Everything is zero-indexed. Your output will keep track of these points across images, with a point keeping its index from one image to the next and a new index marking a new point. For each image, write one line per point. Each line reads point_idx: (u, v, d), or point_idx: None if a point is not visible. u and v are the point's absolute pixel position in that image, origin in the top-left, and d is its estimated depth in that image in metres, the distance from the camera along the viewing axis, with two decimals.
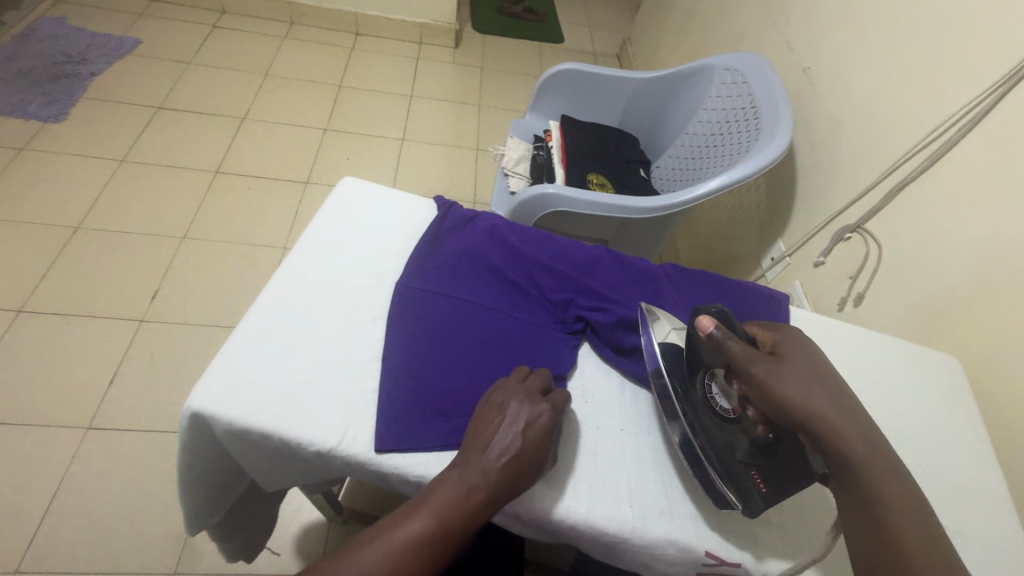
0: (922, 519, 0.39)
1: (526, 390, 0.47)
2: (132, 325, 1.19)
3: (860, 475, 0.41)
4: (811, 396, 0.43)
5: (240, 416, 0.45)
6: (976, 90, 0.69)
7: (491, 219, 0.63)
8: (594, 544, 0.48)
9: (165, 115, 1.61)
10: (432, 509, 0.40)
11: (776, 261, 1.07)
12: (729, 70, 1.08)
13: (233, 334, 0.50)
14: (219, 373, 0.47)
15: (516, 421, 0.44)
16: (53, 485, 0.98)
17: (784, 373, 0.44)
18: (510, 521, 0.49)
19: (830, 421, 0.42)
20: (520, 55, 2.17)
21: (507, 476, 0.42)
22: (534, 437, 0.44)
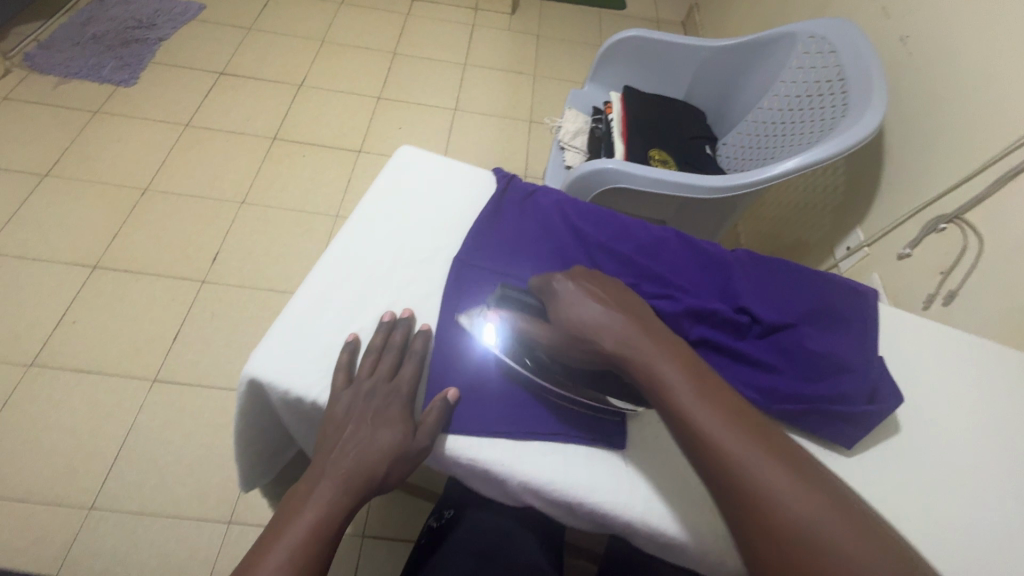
0: (788, 496, 0.36)
1: (357, 380, 0.45)
2: (194, 286, 1.24)
3: (716, 458, 0.38)
4: (600, 327, 0.43)
5: (294, 386, 0.45)
6: None
7: (552, 194, 0.60)
8: (648, 541, 0.46)
9: (227, 81, 1.64)
10: (293, 534, 0.38)
11: (852, 251, 0.99)
12: (814, 38, 0.98)
13: (289, 303, 0.49)
14: (276, 341, 0.47)
15: (359, 445, 0.41)
16: (123, 431, 1.05)
17: (563, 311, 0.44)
18: (557, 511, 0.48)
19: (627, 346, 0.42)
20: (578, 23, 2.07)
21: (364, 470, 0.41)
22: (390, 425, 0.43)
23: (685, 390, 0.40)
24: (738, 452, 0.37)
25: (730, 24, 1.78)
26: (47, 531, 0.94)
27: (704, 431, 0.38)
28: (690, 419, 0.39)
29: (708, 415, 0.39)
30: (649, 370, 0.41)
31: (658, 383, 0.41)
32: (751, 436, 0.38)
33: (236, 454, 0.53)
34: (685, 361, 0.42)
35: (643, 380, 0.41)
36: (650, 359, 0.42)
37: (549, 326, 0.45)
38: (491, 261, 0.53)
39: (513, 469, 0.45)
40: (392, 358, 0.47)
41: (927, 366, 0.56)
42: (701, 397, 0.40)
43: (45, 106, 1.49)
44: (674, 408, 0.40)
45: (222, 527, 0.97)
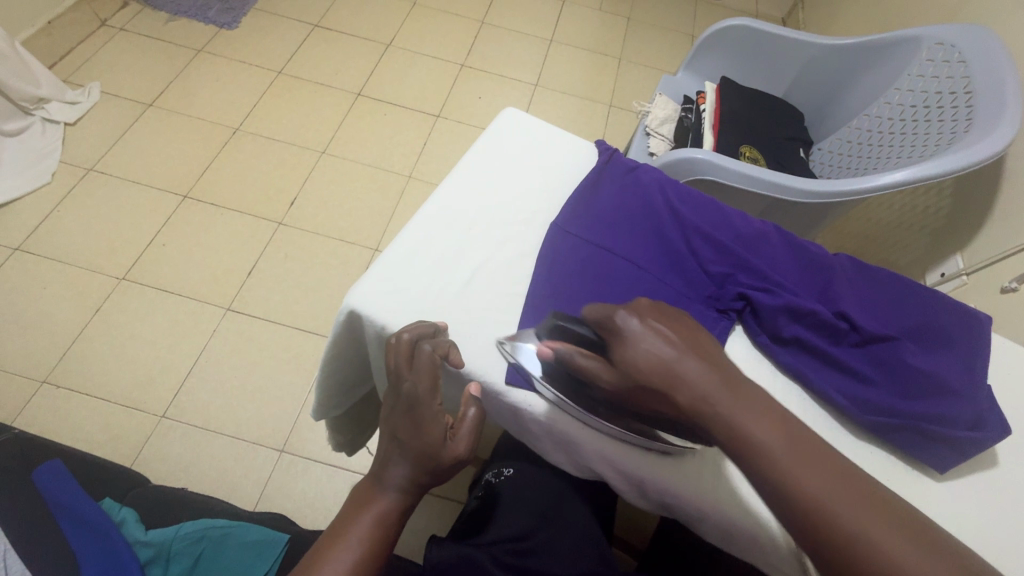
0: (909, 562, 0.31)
1: (397, 379, 0.41)
2: (271, 226, 1.30)
3: (819, 524, 0.33)
4: (674, 375, 0.37)
5: (390, 324, 0.47)
6: None
7: (653, 172, 0.59)
8: (711, 527, 0.45)
9: (321, 33, 1.69)
10: (352, 541, 0.38)
11: (948, 278, 0.93)
12: (942, 45, 0.90)
13: (389, 245, 0.51)
14: (376, 279, 0.49)
15: (409, 449, 0.40)
16: (196, 352, 1.12)
17: (629, 355, 0.37)
18: (623, 485, 0.48)
19: (708, 400, 0.36)
20: (672, 9, 2.00)
21: (408, 472, 0.40)
22: (423, 431, 0.40)
23: (785, 461, 0.34)
24: (856, 521, 0.32)
25: (838, 24, 1.67)
26: (123, 431, 1.03)
27: (813, 499, 0.33)
28: (795, 483, 0.34)
29: (812, 480, 0.34)
30: (736, 429, 0.35)
31: (749, 445, 0.35)
32: (854, 495, 0.33)
33: (319, 382, 0.56)
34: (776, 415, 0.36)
35: (728, 441, 0.36)
36: (734, 414, 0.36)
37: (612, 371, 0.39)
38: (588, 233, 0.53)
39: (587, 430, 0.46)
40: (410, 348, 0.42)
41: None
42: (800, 461, 0.34)
43: (156, 40, 1.58)
44: (769, 470, 0.34)
45: (275, 454, 1.03)
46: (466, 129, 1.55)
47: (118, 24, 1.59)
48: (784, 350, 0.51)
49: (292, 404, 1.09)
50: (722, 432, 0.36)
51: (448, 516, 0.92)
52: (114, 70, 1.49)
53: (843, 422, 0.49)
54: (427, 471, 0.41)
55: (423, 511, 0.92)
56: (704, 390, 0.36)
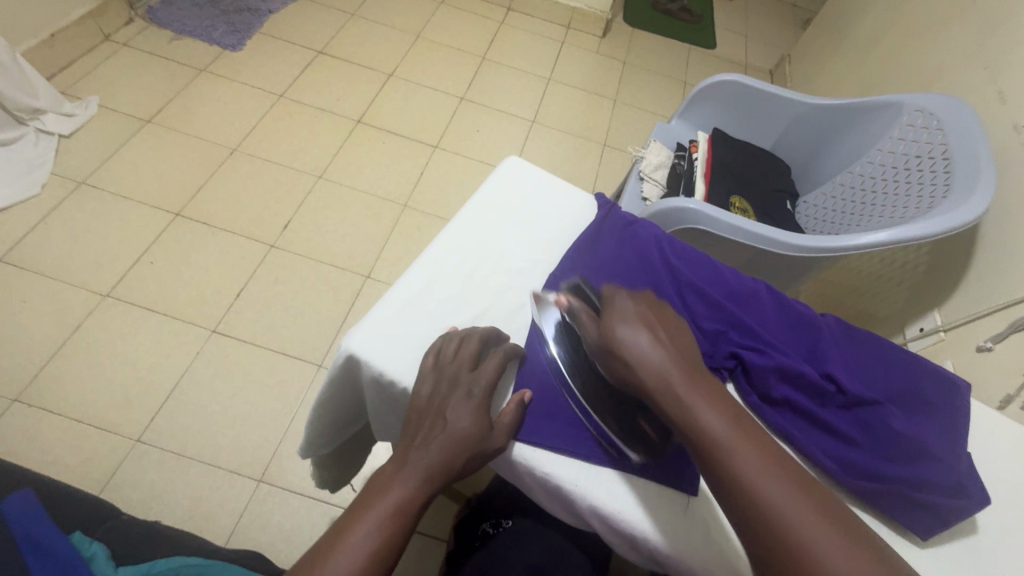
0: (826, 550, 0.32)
1: (455, 372, 0.45)
2: (263, 248, 1.30)
3: (742, 496, 0.35)
4: (644, 353, 0.41)
5: (390, 371, 0.47)
6: None
7: (650, 228, 0.61)
8: None
9: (324, 60, 1.72)
10: (377, 520, 0.37)
11: (926, 333, 0.96)
12: (921, 112, 0.96)
13: (392, 288, 0.52)
14: (376, 324, 0.49)
15: (449, 437, 0.42)
16: (178, 374, 1.10)
17: (613, 326, 0.43)
18: (619, 545, 0.48)
19: (667, 378, 0.40)
20: (666, 55, 2.08)
21: (444, 459, 0.41)
22: (475, 418, 0.43)
23: (725, 436, 0.37)
24: (777, 506, 0.34)
25: (821, 81, 1.76)
26: (95, 454, 0.99)
27: (743, 479, 0.35)
28: (729, 463, 0.36)
29: (749, 462, 0.36)
30: (685, 405, 0.39)
31: (693, 419, 0.38)
32: (786, 473, 0.36)
33: (311, 421, 0.56)
34: (731, 405, 0.39)
35: (676, 413, 0.39)
36: (689, 395, 0.39)
37: (597, 333, 0.44)
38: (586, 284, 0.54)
39: (584, 490, 0.46)
40: (470, 350, 0.47)
41: (1012, 470, 0.54)
42: (742, 439, 0.37)
43: (158, 57, 1.59)
44: (705, 443, 0.37)
45: (252, 484, 1.01)
46: (462, 160, 1.58)
47: (122, 40, 1.60)
48: (773, 410, 0.51)
49: (274, 432, 1.07)
50: (673, 403, 0.39)
51: (428, 556, 0.90)
52: (115, 85, 1.50)
53: (830, 484, 0.50)
54: (464, 457, 0.42)
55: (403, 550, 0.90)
56: (668, 363, 0.41)
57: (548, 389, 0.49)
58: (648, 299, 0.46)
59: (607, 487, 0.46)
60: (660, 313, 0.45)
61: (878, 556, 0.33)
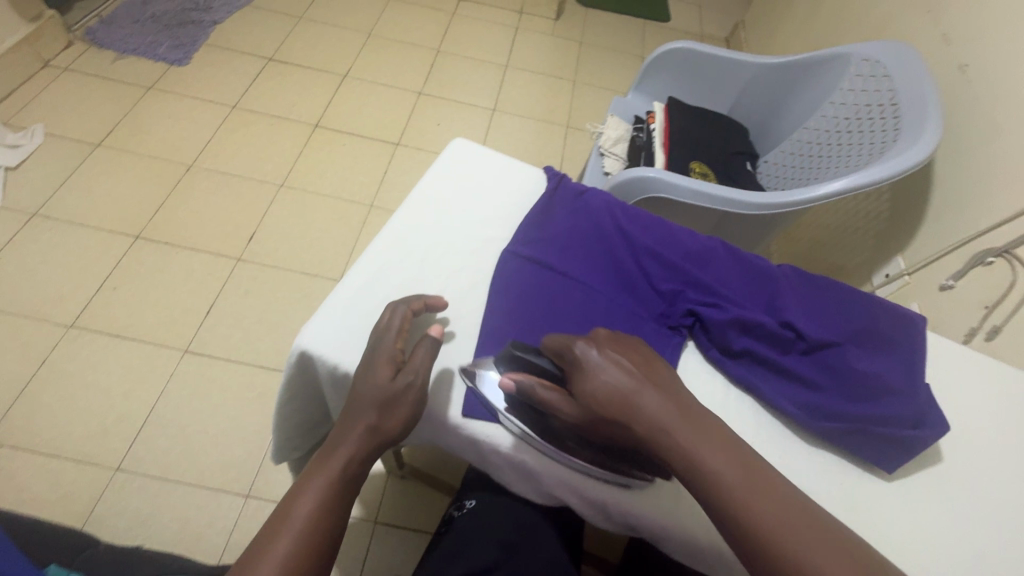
0: None
1: (382, 341, 0.45)
2: (230, 262, 1.27)
3: (769, 551, 0.35)
4: (635, 407, 0.40)
5: (343, 363, 0.46)
6: None
7: (602, 196, 0.60)
8: (673, 545, 0.46)
9: (275, 66, 1.69)
10: (316, 492, 0.38)
11: (891, 279, 0.97)
12: (868, 61, 0.97)
13: (341, 281, 0.51)
14: (327, 319, 0.48)
15: (382, 403, 0.42)
16: (153, 398, 1.08)
17: (590, 389, 0.41)
18: (588, 511, 0.48)
19: (666, 432, 0.39)
20: (621, 32, 2.08)
21: (378, 426, 0.41)
22: (408, 382, 0.43)
23: (734, 485, 0.37)
24: None
25: (775, 43, 1.77)
26: (75, 487, 0.97)
27: (760, 531, 0.35)
28: (743, 512, 0.36)
29: (763, 510, 0.36)
30: (691, 456, 0.38)
31: (702, 470, 0.38)
32: (801, 514, 0.36)
33: (276, 425, 0.55)
34: (733, 444, 0.39)
35: (685, 468, 0.38)
36: (693, 446, 0.39)
37: (574, 403, 0.42)
38: (542, 255, 0.54)
39: (542, 458, 0.46)
40: (400, 318, 0.46)
41: (974, 402, 0.55)
42: (751, 486, 0.37)
43: (102, 79, 1.54)
44: (718, 494, 0.37)
45: (240, 500, 0.99)
46: (425, 155, 1.56)
47: (63, 64, 1.55)
48: (735, 363, 0.52)
49: (257, 446, 1.05)
50: (685, 459, 0.39)
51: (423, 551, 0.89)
52: (59, 112, 1.45)
53: (796, 430, 0.50)
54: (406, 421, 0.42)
55: (398, 547, 0.89)
56: (660, 411, 0.40)
57: None
58: (602, 340, 0.44)
59: (565, 455, 0.46)
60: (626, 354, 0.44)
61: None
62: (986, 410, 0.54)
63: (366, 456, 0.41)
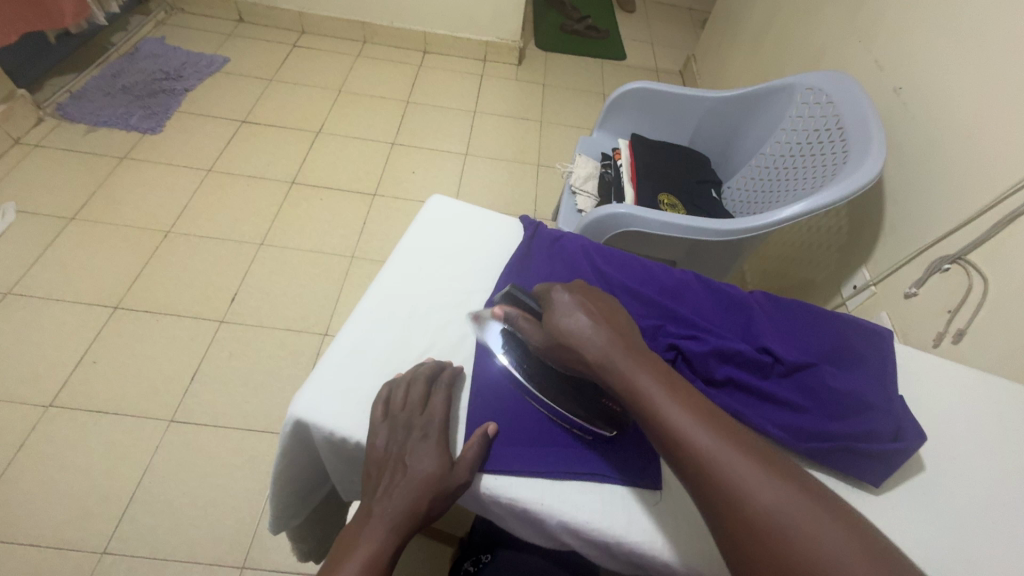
0: (780, 491, 0.37)
1: (399, 414, 0.46)
2: (213, 325, 1.26)
3: (688, 456, 0.39)
4: (587, 337, 0.46)
5: (340, 428, 0.46)
6: None
7: (577, 240, 0.63)
8: None
9: (248, 128, 1.72)
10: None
11: (859, 290, 1.01)
12: (812, 90, 1.04)
13: (331, 345, 0.52)
14: (321, 384, 0.49)
15: (410, 481, 0.43)
16: (138, 473, 1.05)
17: (553, 318, 0.47)
18: (597, 553, 0.48)
19: (609, 359, 0.44)
20: (582, 72, 2.18)
21: (408, 504, 0.42)
22: (435, 459, 0.44)
23: (661, 401, 0.42)
24: (734, 475, 0.38)
25: (726, 74, 1.87)
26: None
27: (680, 438, 0.40)
28: (667, 425, 0.41)
29: (684, 423, 0.40)
30: (628, 379, 0.43)
31: (636, 390, 0.43)
32: (724, 429, 0.40)
33: (273, 494, 0.54)
34: (668, 374, 0.44)
35: (621, 390, 0.43)
36: (629, 372, 0.43)
37: (542, 332, 0.48)
38: None
39: (552, 508, 0.46)
40: (419, 390, 0.47)
41: (946, 406, 0.58)
42: (676, 401, 0.42)
43: (75, 153, 1.55)
44: (648, 410, 0.42)
45: (235, 572, 0.96)
46: (402, 203, 1.59)
47: (34, 141, 1.56)
48: (719, 392, 0.53)
49: (250, 513, 1.02)
50: (625, 382, 0.43)
51: None
52: (31, 188, 1.45)
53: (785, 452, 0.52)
54: (430, 496, 0.43)
55: None
56: (611, 342, 0.45)
57: (503, 411, 0.50)
58: (576, 286, 0.51)
59: (574, 502, 0.46)
60: (591, 296, 0.50)
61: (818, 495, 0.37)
62: (957, 414, 0.57)
63: (394, 538, 0.41)
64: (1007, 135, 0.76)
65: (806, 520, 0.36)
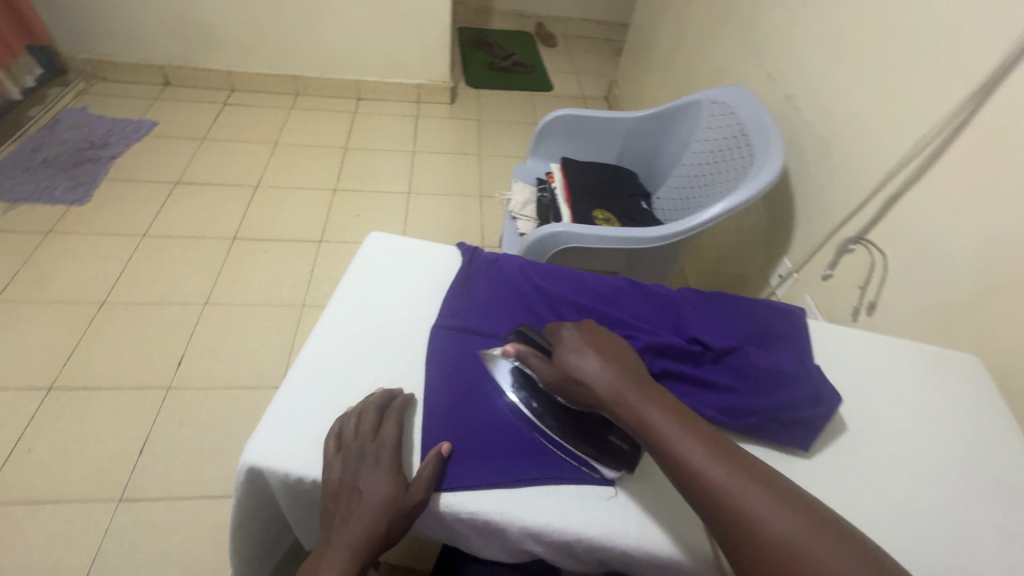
0: (786, 514, 0.40)
1: (349, 444, 0.47)
2: (160, 393, 1.21)
3: (700, 482, 0.43)
4: (598, 375, 0.49)
5: (296, 469, 0.47)
6: (941, 115, 0.76)
7: (513, 260, 0.67)
8: (647, 566, 0.49)
9: (183, 189, 1.69)
10: None
11: (784, 278, 1.09)
12: (716, 104, 1.15)
13: (280, 388, 0.52)
14: (272, 428, 0.49)
15: (365, 507, 0.44)
16: (88, 562, 0.98)
17: (565, 356, 0.51)
18: (562, 555, 0.50)
19: (619, 393, 0.48)
20: (513, 105, 2.28)
21: (365, 529, 0.43)
22: (389, 481, 0.45)
23: (671, 431, 0.45)
24: (742, 498, 0.41)
25: (645, 95, 2.01)
26: None
27: (690, 465, 0.43)
28: (678, 454, 0.44)
29: (693, 452, 0.44)
30: (639, 412, 0.47)
31: (647, 423, 0.46)
32: (731, 456, 0.44)
33: (232, 550, 0.53)
34: (676, 406, 0.48)
35: (634, 423, 0.47)
36: (639, 405, 0.47)
37: (553, 370, 0.51)
38: (470, 323, 0.59)
39: (512, 516, 0.47)
40: (369, 417, 0.49)
41: (860, 370, 0.64)
42: (684, 432, 0.45)
43: None
44: (659, 441, 0.45)
45: None
46: (350, 247, 1.60)
47: None
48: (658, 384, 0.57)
49: None
50: (635, 414, 0.47)
51: None
52: None
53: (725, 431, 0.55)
54: (386, 520, 0.44)
55: None
56: (620, 378, 0.49)
57: (457, 430, 0.51)
58: (582, 326, 0.55)
59: (534, 507, 0.48)
60: (598, 334, 0.54)
61: (818, 513, 0.41)
62: (869, 381, 0.63)
63: (353, 564, 0.43)
64: (881, 127, 0.86)
65: (813, 535, 0.39)
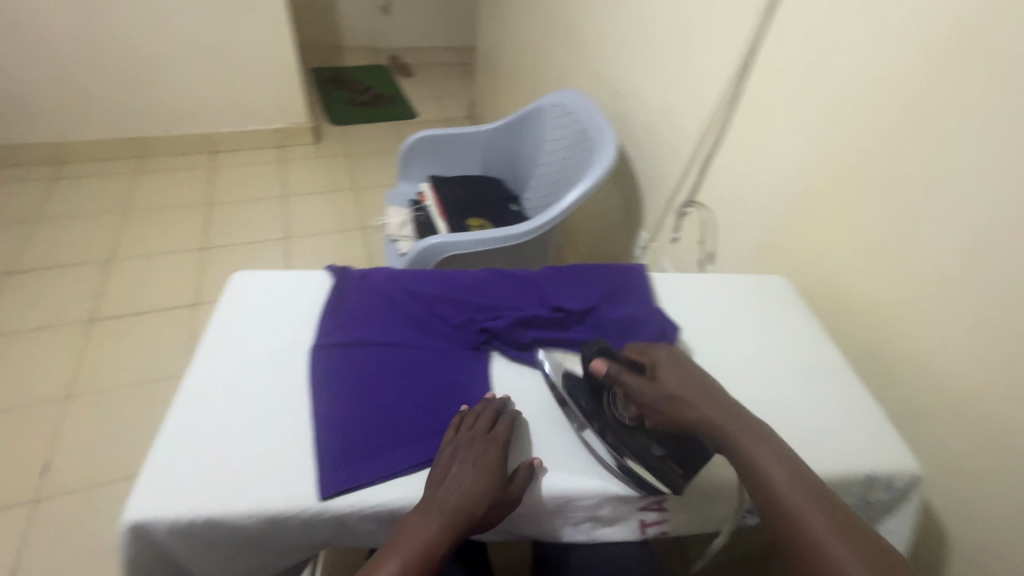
0: (857, 541, 0.47)
1: (462, 434, 0.53)
2: (26, 509, 1.06)
3: (785, 505, 0.49)
4: (689, 395, 0.55)
5: (185, 512, 0.46)
6: (723, 90, 0.92)
7: (384, 271, 0.70)
8: (536, 509, 0.54)
9: (17, 279, 1.50)
10: (405, 555, 0.46)
11: (644, 249, 1.21)
12: (557, 107, 1.27)
13: (155, 440, 0.51)
14: (153, 480, 0.48)
15: (460, 486, 0.50)
16: None
17: (663, 379, 0.56)
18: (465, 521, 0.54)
19: (708, 416, 0.54)
20: (380, 136, 2.30)
21: (460, 506, 0.49)
22: (486, 470, 0.51)
23: (763, 458, 0.51)
24: (817, 525, 0.48)
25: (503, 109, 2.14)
26: None
27: (778, 487, 0.50)
28: (767, 477, 0.50)
29: (778, 475, 0.50)
30: (732, 435, 0.53)
31: (742, 444, 0.52)
32: (811, 488, 0.50)
33: None
34: (765, 434, 0.53)
35: (726, 440, 0.53)
36: (733, 427, 0.53)
37: (652, 386, 0.55)
38: (349, 336, 0.61)
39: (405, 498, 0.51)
40: (488, 415, 0.55)
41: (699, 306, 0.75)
42: (772, 459, 0.51)
43: None
44: (749, 460, 0.51)
45: None
46: None
47: None
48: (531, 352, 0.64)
49: None
50: (727, 433, 0.53)
51: None
52: None
53: None
54: (485, 502, 0.50)
55: None
56: (705, 403, 0.55)
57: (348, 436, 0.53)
58: (665, 351, 0.60)
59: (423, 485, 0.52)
60: (682, 360, 0.59)
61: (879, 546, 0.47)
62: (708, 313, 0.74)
63: (448, 535, 0.48)
64: (686, 108, 1.02)
65: None
